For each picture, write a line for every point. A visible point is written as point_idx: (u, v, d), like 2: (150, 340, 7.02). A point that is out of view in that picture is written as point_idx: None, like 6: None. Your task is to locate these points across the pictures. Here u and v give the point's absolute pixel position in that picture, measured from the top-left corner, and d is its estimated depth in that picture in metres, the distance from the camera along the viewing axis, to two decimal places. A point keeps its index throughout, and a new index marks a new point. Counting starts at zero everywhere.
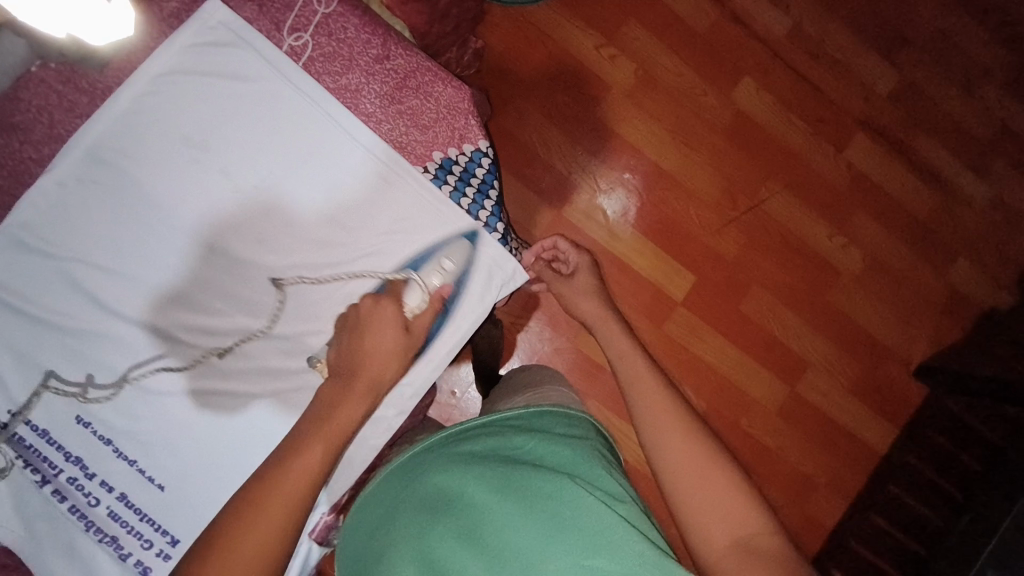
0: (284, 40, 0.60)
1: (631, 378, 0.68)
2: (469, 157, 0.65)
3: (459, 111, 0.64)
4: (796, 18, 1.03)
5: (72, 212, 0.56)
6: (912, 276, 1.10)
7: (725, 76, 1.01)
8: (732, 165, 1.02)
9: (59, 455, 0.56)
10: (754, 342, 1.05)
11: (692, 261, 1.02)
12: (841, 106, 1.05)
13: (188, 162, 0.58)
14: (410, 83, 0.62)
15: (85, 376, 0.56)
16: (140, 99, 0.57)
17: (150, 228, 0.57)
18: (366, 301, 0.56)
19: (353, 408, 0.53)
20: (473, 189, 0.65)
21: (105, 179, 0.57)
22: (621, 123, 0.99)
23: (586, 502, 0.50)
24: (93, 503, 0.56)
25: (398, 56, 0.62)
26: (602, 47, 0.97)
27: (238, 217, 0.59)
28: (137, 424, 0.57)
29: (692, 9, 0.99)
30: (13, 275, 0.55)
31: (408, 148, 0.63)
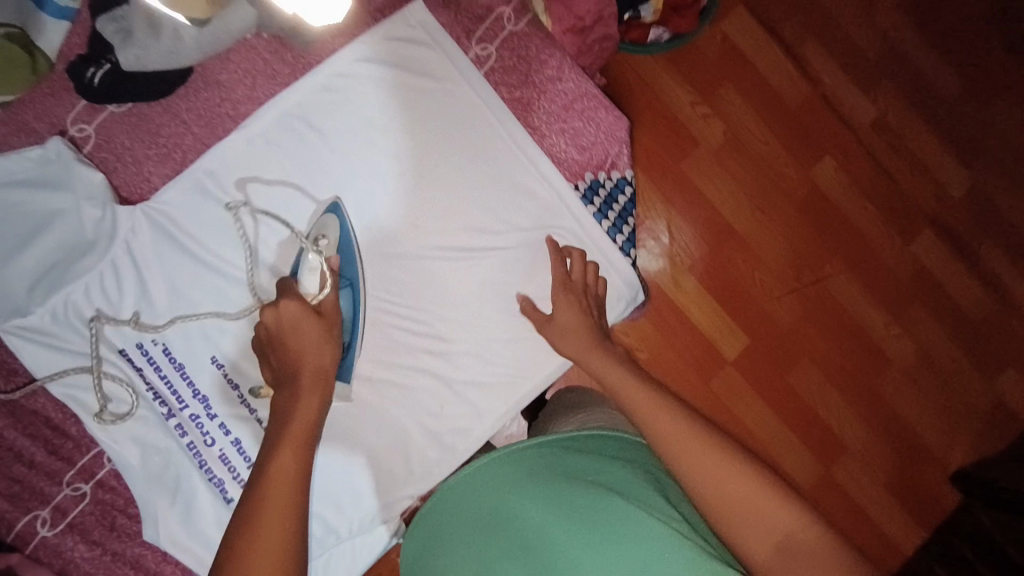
0: (472, 48, 0.77)
1: (623, 390, 0.66)
2: (614, 182, 0.82)
3: (616, 140, 0.81)
4: (882, 110, 1.06)
5: (257, 161, 0.72)
6: (960, 378, 1.10)
7: (808, 152, 1.04)
8: (801, 238, 1.04)
9: (188, 391, 0.72)
10: (795, 415, 1.05)
11: (749, 323, 1.03)
12: (914, 201, 1.07)
13: (364, 139, 0.74)
14: (576, 107, 0.79)
15: (134, 312, 0.71)
16: (334, 78, 0.73)
17: (321, 185, 0.73)
18: (268, 311, 0.63)
19: (310, 406, 0.61)
20: (615, 212, 0.82)
21: (288, 139, 0.73)
22: (700, 177, 1.01)
23: (635, 513, 0.55)
24: (208, 443, 0.72)
25: (569, 80, 0.79)
26: (696, 104, 1.01)
27: (397, 196, 0.75)
28: (260, 372, 0.73)
29: (788, 83, 1.03)
30: (189, 209, 0.71)
31: (565, 165, 0.80)
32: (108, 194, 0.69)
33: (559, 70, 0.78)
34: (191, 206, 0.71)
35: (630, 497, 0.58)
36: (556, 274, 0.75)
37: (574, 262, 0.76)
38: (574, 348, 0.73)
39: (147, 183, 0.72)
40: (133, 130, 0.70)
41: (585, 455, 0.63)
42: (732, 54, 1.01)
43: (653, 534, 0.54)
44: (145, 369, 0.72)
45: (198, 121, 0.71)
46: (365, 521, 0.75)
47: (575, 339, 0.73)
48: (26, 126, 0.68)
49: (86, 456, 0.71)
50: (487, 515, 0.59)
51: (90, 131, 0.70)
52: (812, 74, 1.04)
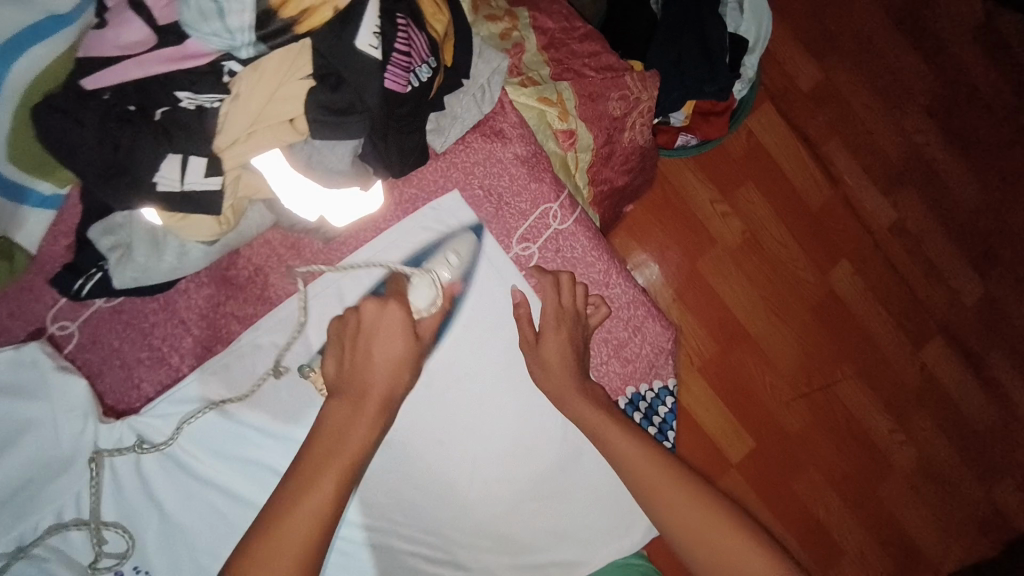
0: (512, 248, 0.60)
1: (653, 492, 0.51)
2: (655, 393, 0.63)
3: (663, 352, 0.63)
4: (901, 215, 1.05)
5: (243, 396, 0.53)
6: (959, 486, 1.09)
7: (826, 254, 1.01)
8: (814, 342, 1.01)
9: None
10: (797, 522, 1.02)
11: (756, 427, 1.00)
12: (926, 308, 1.06)
13: None
14: (623, 315, 0.62)
15: (137, 439, 0.51)
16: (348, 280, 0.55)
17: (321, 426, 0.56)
18: (371, 304, 0.49)
19: (367, 431, 0.45)
20: (655, 427, 0.63)
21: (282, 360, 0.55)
22: (717, 277, 0.98)
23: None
24: None
25: (617, 287, 0.62)
26: (716, 201, 0.97)
27: (420, 434, 0.58)
28: None
29: (811, 184, 1.00)
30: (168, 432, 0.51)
31: (605, 379, 0.62)
32: (90, 404, 0.49)
33: (605, 276, 0.61)
34: (168, 421, 0.52)
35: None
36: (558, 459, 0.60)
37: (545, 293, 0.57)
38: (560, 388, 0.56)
39: (137, 390, 0.52)
40: (125, 330, 0.52)
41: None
42: (756, 152, 0.99)
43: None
44: None
45: (201, 319, 0.53)
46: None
47: (562, 380, 0.56)
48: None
49: None
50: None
51: (73, 329, 0.52)
52: (836, 176, 1.02)
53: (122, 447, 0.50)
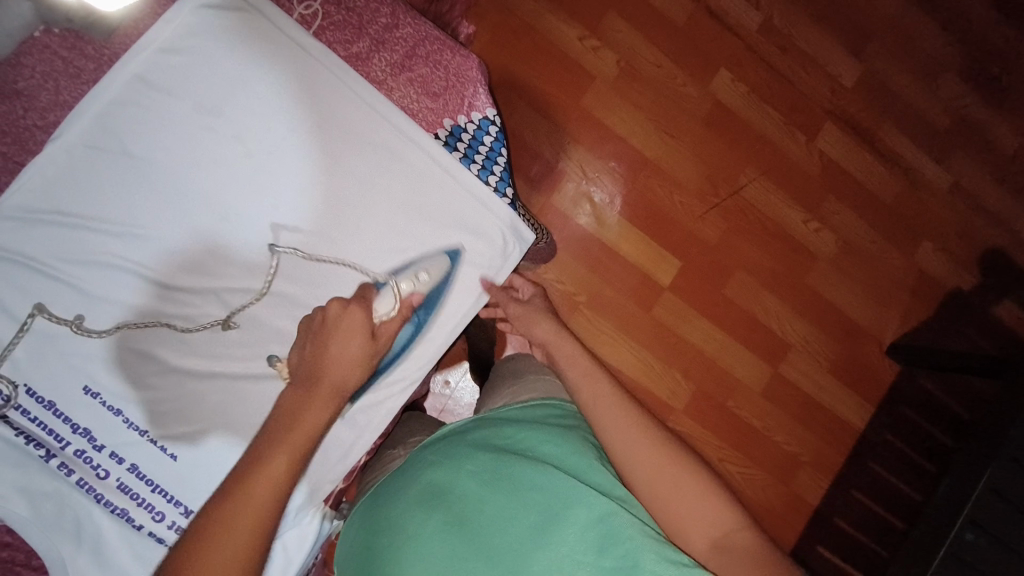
0: (295, 9, 0.61)
1: (592, 404, 0.64)
2: (477, 125, 0.66)
3: (468, 80, 0.65)
4: (766, 14, 1.07)
5: (81, 178, 0.54)
6: (882, 258, 1.14)
7: (702, 67, 1.05)
8: (711, 152, 1.05)
9: (66, 427, 0.54)
10: (737, 325, 1.08)
11: (676, 246, 1.05)
12: (812, 98, 1.10)
13: (201, 130, 0.56)
14: (420, 53, 0.64)
15: (78, 315, 0.54)
16: (146, 69, 0.56)
17: (157, 197, 0.56)
18: (335, 303, 0.54)
19: (319, 413, 0.52)
20: (482, 156, 0.66)
21: (109, 147, 0.55)
22: (603, 111, 1.01)
23: (581, 493, 0.56)
24: (101, 476, 0.55)
25: (407, 27, 0.64)
26: (585, 38, 0.99)
27: (249, 188, 0.58)
28: (148, 395, 0.55)
29: (670, 1, 1.03)
30: (18, 236, 0.53)
31: (419, 116, 0.63)
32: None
33: (392, 16, 0.63)
34: (21, 235, 0.53)
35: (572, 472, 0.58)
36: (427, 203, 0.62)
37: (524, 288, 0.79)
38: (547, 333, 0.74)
39: None
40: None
41: (517, 428, 0.63)
42: None
43: (601, 508, 0.55)
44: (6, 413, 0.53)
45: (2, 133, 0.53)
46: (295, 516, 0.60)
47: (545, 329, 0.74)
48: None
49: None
50: (429, 488, 0.58)
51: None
52: None
53: (63, 317, 0.54)
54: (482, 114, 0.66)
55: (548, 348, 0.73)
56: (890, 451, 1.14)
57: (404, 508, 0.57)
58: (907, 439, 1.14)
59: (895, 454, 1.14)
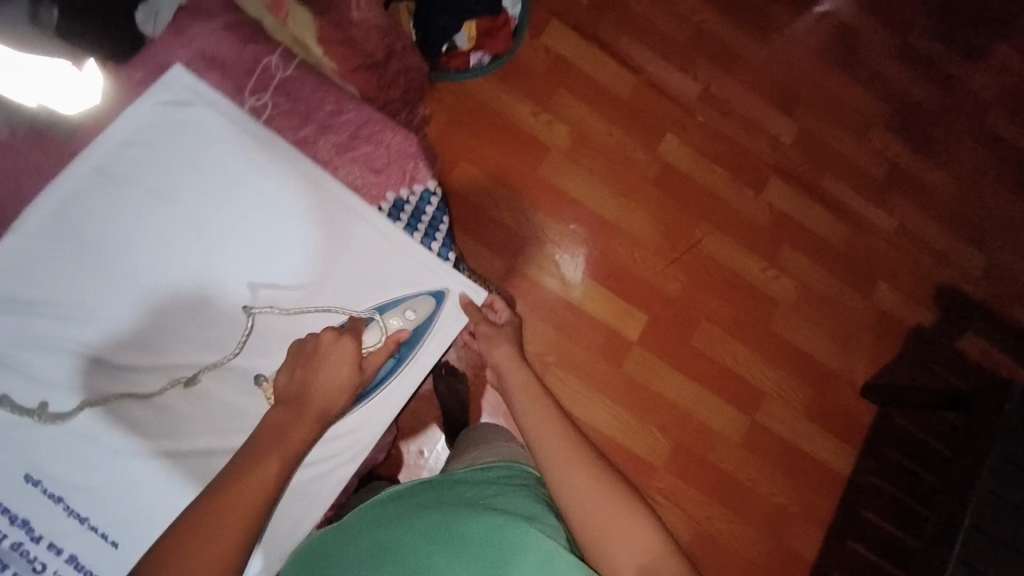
0: (245, 101, 0.65)
1: (542, 437, 0.65)
2: (418, 197, 0.69)
3: (409, 156, 0.69)
4: (704, 84, 1.17)
5: (39, 269, 0.56)
6: (841, 301, 1.18)
7: (650, 133, 1.12)
8: (665, 210, 1.11)
9: (3, 518, 0.53)
10: (709, 374, 1.09)
11: (641, 301, 1.07)
12: (755, 156, 1.18)
13: (155, 216, 0.59)
14: (363, 134, 0.68)
15: (40, 402, 0.54)
16: (103, 162, 0.58)
17: (113, 282, 0.57)
18: (328, 333, 0.57)
19: (302, 434, 0.54)
20: (424, 225, 0.68)
21: (67, 237, 0.57)
22: (560, 178, 1.07)
23: (528, 536, 0.54)
24: (38, 569, 0.54)
25: (352, 111, 0.67)
26: (538, 114, 1.07)
27: (203, 266, 0.59)
28: (90, 477, 0.55)
29: (615, 78, 1.12)
30: None
31: (363, 190, 0.67)
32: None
33: (336, 102, 0.67)
34: None
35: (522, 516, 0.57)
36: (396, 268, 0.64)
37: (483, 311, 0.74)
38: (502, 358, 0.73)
39: None
40: None
41: (468, 485, 0.63)
42: (558, 62, 1.09)
43: (547, 549, 0.54)
44: None
45: None
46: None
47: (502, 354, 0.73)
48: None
49: None
50: (375, 545, 0.56)
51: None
52: (635, 65, 1.14)
53: (26, 408, 0.54)
54: (423, 185, 0.69)
55: (501, 373, 0.73)
56: (878, 495, 1.12)
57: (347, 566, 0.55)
58: (892, 482, 1.13)
59: (884, 498, 1.12)
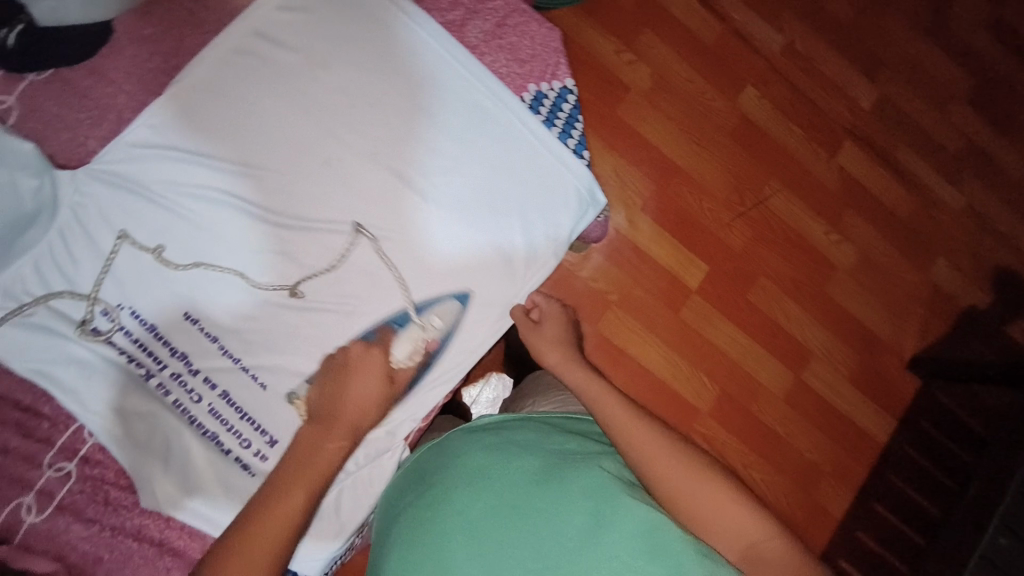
0: None
1: (623, 438, 0.57)
2: (557, 93, 0.78)
3: (551, 50, 0.77)
4: (789, 38, 1.14)
5: (205, 113, 0.69)
6: (900, 273, 1.18)
7: (730, 84, 1.11)
8: (738, 164, 1.10)
9: (165, 351, 0.67)
10: (761, 330, 1.10)
11: (704, 251, 1.08)
12: (832, 119, 1.16)
13: (309, 81, 0.70)
14: (509, 23, 0.77)
15: (157, 246, 0.67)
16: (270, 28, 0.71)
17: (268, 135, 0.69)
18: (358, 347, 0.65)
19: (336, 449, 0.58)
20: (561, 120, 0.78)
21: (229, 84, 0.69)
22: (638, 121, 1.06)
23: (631, 503, 0.52)
24: (196, 400, 0.67)
25: (498, 0, 0.77)
26: (621, 52, 1.05)
27: (348, 129, 0.71)
28: (243, 325, 0.68)
29: (701, 23, 1.10)
30: (142, 166, 0.67)
31: (508, 79, 0.77)
32: (42, 161, 0.65)
33: None
34: (149, 162, 0.68)
35: (622, 482, 0.55)
36: (515, 166, 0.74)
37: (540, 305, 0.74)
38: (559, 355, 0.68)
39: (84, 147, 0.68)
40: (61, 95, 0.67)
41: (567, 435, 0.61)
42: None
43: (649, 521, 0.51)
44: (147, 340, 0.67)
45: (132, 78, 0.69)
46: (370, 452, 0.69)
47: (553, 348, 0.69)
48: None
49: (68, 432, 0.64)
50: (478, 473, 0.55)
51: (12, 102, 0.66)
52: (721, 11, 1.11)
53: (145, 246, 0.67)
54: (563, 83, 0.77)
55: (557, 368, 0.67)
56: (912, 464, 1.15)
57: (448, 489, 0.54)
58: (926, 453, 1.15)
59: (917, 468, 1.14)
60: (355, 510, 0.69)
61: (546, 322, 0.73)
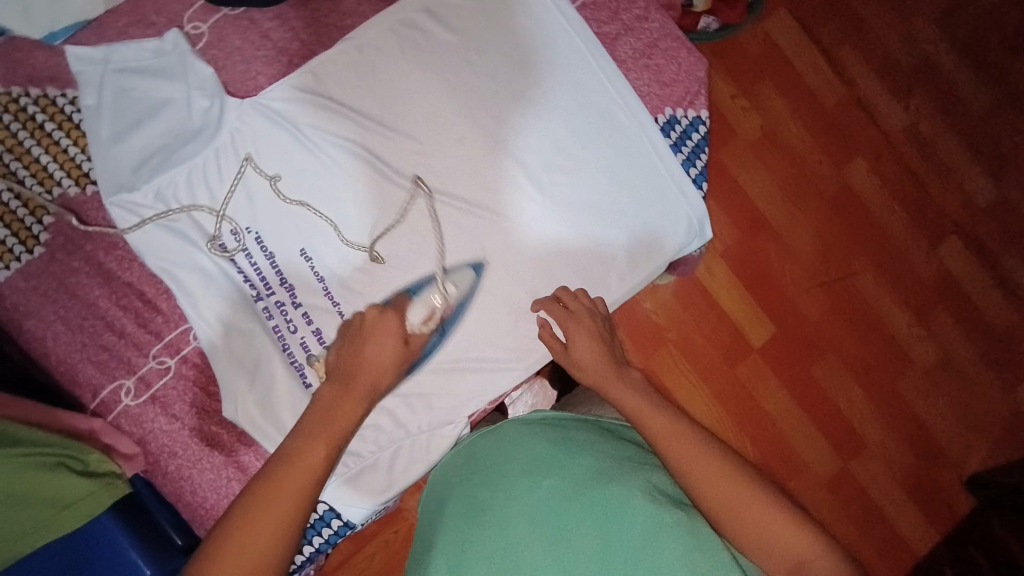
0: None
1: (664, 443, 0.54)
2: (690, 121, 0.80)
3: (695, 81, 0.80)
4: (914, 118, 1.10)
5: (361, 68, 0.73)
6: (980, 386, 1.10)
7: (843, 151, 1.08)
8: (832, 234, 1.07)
9: (275, 278, 0.71)
10: (816, 408, 1.06)
11: (776, 313, 1.05)
12: (941, 210, 1.11)
13: (461, 59, 0.74)
14: (659, 46, 0.80)
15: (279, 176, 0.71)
16: (436, 3, 0.75)
17: (412, 101, 0.73)
18: (372, 310, 0.61)
19: (353, 411, 0.55)
20: (689, 148, 0.79)
21: (389, 48, 0.73)
22: (739, 169, 1.05)
23: (684, 519, 0.51)
24: (291, 329, 0.71)
25: (655, 21, 0.80)
26: (736, 97, 1.05)
27: (485, 113, 0.74)
28: (348, 273, 0.72)
29: (826, 85, 1.07)
30: (294, 104, 0.72)
31: (647, 98, 0.79)
32: (218, 85, 0.71)
33: (647, 9, 0.80)
34: (301, 102, 0.72)
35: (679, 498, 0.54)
36: (634, 182, 0.75)
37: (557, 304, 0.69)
38: (596, 375, 0.63)
39: (253, 81, 0.73)
40: (244, 30, 0.74)
41: (625, 444, 0.61)
42: (772, 50, 1.06)
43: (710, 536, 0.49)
44: (262, 264, 0.71)
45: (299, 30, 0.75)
46: (432, 422, 0.73)
47: (594, 366, 0.64)
48: (146, 20, 0.73)
49: (175, 331, 0.71)
50: (537, 465, 0.57)
51: (204, 29, 0.73)
52: (849, 77, 1.09)
53: (267, 174, 0.71)
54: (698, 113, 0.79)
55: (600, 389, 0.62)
56: None
57: (510, 474, 0.56)
58: None
59: None
60: (408, 470, 0.73)
61: (574, 338, 0.66)
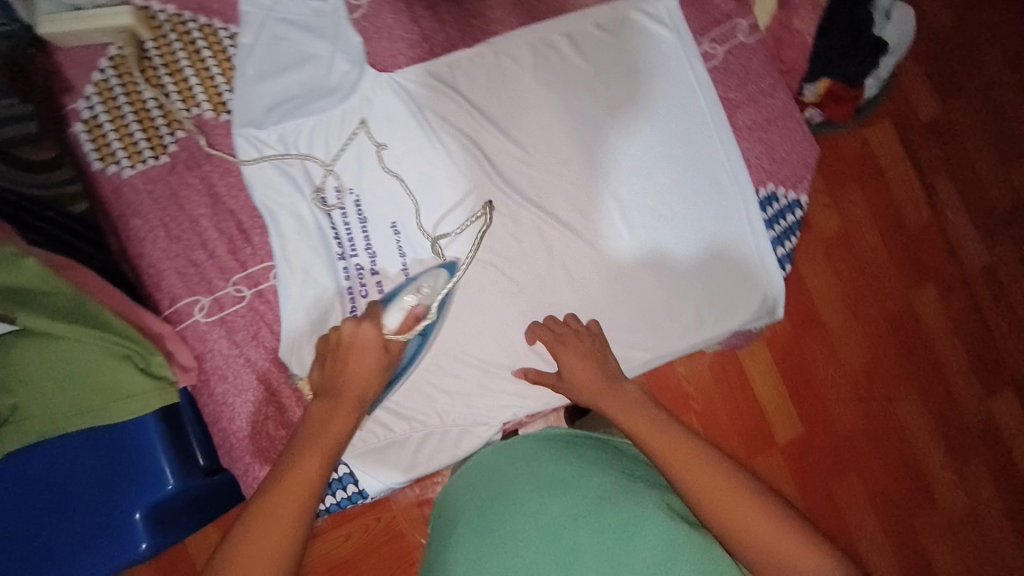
0: (703, 44, 0.83)
1: (673, 464, 0.53)
2: (788, 202, 0.82)
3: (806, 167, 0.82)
4: (993, 261, 1.08)
5: (493, 72, 0.76)
6: (1001, 550, 1.05)
7: (915, 274, 1.06)
8: (885, 353, 1.04)
9: (363, 242, 0.74)
10: (829, 525, 1.01)
11: (809, 415, 1.02)
12: (1003, 359, 1.07)
13: (586, 88, 0.77)
14: (774, 124, 0.82)
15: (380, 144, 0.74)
16: (576, 31, 0.78)
17: (532, 115, 0.76)
18: (348, 322, 0.59)
19: (343, 424, 0.57)
20: (782, 228, 0.82)
21: (523, 60, 0.77)
22: (807, 263, 1.03)
23: (698, 542, 0.50)
24: (363, 295, 0.74)
25: (779, 100, 0.82)
26: (821, 193, 1.04)
27: (597, 143, 0.76)
28: (426, 256, 0.74)
29: (914, 206, 1.06)
30: (423, 88, 0.75)
31: (755, 169, 0.82)
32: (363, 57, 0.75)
33: (773, 88, 0.82)
34: (429, 89, 0.75)
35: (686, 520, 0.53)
36: (719, 244, 0.77)
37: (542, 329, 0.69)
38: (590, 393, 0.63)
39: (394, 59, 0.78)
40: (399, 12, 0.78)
41: (638, 464, 0.61)
42: (869, 156, 1.06)
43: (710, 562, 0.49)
44: (353, 225, 0.74)
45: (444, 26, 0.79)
46: (467, 419, 0.74)
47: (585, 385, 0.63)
48: None
49: (258, 266, 0.74)
50: (548, 480, 0.57)
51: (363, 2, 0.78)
52: (937, 202, 1.07)
53: (373, 139, 0.74)
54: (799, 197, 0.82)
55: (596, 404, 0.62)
56: None
57: (523, 485, 0.57)
58: None
59: None
60: (432, 457, 0.74)
61: (563, 357, 0.66)
